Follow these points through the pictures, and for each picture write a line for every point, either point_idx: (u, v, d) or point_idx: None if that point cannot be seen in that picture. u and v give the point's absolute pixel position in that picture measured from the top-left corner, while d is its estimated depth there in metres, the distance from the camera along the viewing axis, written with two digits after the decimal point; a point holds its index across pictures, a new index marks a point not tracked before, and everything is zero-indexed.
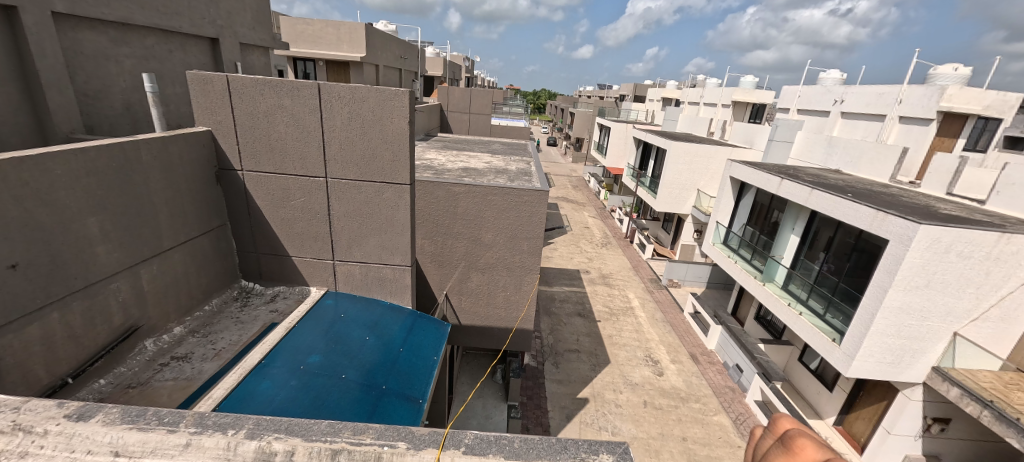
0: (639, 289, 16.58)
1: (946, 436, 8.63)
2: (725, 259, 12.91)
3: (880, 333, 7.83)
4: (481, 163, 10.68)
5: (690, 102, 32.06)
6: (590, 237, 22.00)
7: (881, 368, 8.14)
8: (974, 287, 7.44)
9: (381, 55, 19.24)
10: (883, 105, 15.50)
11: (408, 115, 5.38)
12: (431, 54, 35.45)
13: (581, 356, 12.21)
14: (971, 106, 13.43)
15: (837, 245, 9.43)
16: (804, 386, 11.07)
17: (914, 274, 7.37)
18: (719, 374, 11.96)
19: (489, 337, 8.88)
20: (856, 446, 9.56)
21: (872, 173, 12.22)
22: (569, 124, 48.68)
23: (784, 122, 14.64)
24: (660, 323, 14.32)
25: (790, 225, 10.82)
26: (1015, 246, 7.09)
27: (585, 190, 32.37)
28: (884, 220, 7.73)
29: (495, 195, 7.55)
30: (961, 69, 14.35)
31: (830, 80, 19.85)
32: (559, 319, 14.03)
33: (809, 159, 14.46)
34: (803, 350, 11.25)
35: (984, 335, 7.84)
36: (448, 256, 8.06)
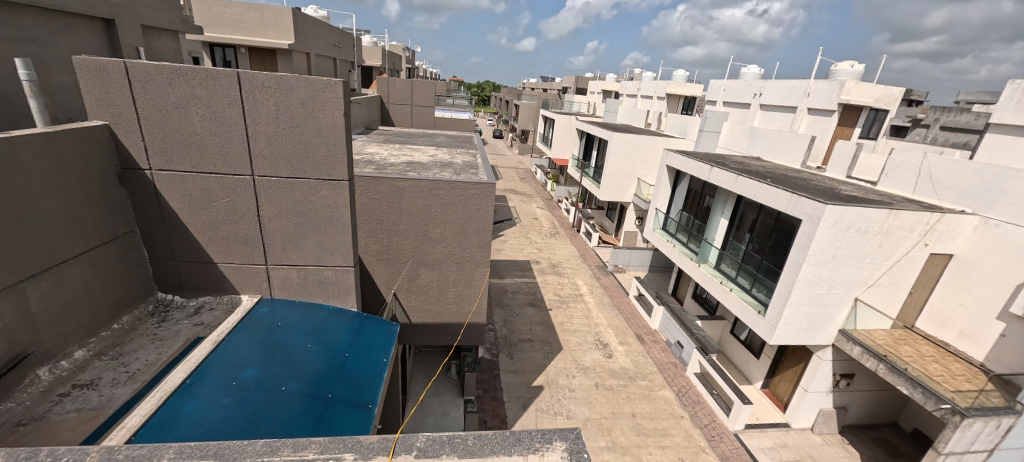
0: (587, 277, 17.14)
1: (851, 388, 9.88)
2: (664, 243, 13.69)
3: (798, 303, 8.73)
4: (425, 157, 10.39)
5: (629, 95, 33.44)
6: (539, 228, 22.34)
7: (798, 335, 9.09)
8: (871, 258, 8.50)
9: (313, 43, 18.00)
10: (794, 98, 17.14)
11: (343, 108, 5.07)
12: (368, 43, 33.79)
13: (534, 345, 12.42)
14: (864, 99, 15.29)
15: (759, 225, 10.34)
16: (736, 356, 12.13)
17: (822, 250, 8.27)
18: (663, 351, 12.75)
19: (441, 333, 8.74)
20: (780, 405, 10.65)
21: (787, 159, 13.49)
22: (515, 116, 48.81)
23: (712, 113, 15.69)
24: (608, 307, 14.96)
25: (720, 209, 11.67)
26: (901, 221, 8.17)
27: (532, 182, 32.75)
28: (798, 202, 8.57)
29: (441, 189, 7.38)
30: (856, 66, 16.21)
31: (750, 74, 21.60)
32: (512, 310, 14.16)
33: (734, 148, 15.66)
34: (734, 323, 12.31)
35: (879, 300, 9.00)
36: (394, 254, 7.79)
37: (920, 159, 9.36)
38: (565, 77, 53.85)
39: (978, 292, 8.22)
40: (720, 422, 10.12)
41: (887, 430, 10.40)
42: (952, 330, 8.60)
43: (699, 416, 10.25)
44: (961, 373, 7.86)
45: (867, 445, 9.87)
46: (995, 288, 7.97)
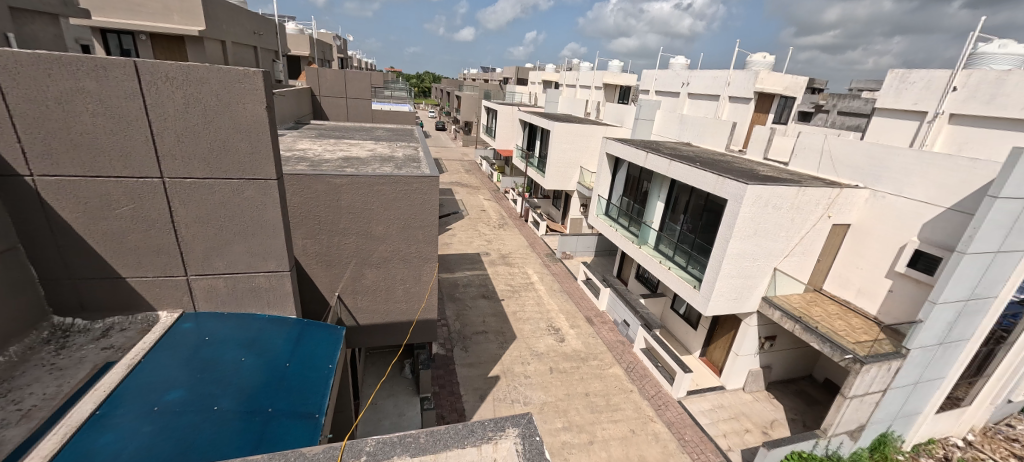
0: (537, 265, 17.46)
1: (773, 349, 11.02)
2: (608, 228, 14.27)
3: (726, 276, 9.53)
4: (363, 152, 9.93)
5: (568, 85, 34.14)
6: (487, 219, 22.33)
7: (728, 305, 9.94)
8: (786, 231, 9.45)
9: (228, 29, 16.37)
10: (717, 87, 18.45)
11: (264, 100, 4.68)
12: (294, 31, 31.38)
13: (488, 336, 12.48)
14: (776, 87, 16.84)
15: (691, 207, 11.10)
16: (677, 329, 13.05)
17: (746, 226, 9.06)
18: (611, 331, 13.37)
19: (392, 333, 8.50)
20: (716, 370, 11.64)
21: (713, 144, 14.54)
22: (457, 107, 48.03)
23: (646, 102, 16.48)
24: (558, 293, 15.38)
25: (656, 193, 12.35)
26: (809, 196, 9.15)
27: (478, 173, 32.57)
28: (724, 184, 9.27)
29: (382, 184, 7.09)
30: (767, 57, 17.72)
31: (678, 65, 22.91)
32: (464, 303, 14.09)
33: (667, 134, 16.59)
34: (673, 299, 13.20)
35: (793, 268, 10.06)
36: (335, 255, 7.40)
37: (822, 141, 10.50)
38: (507, 67, 53.77)
39: (870, 255, 9.46)
40: (665, 391, 10.87)
41: (804, 382, 11.75)
42: (851, 290, 9.86)
43: (647, 388, 10.92)
44: (859, 327, 9.04)
45: (789, 397, 11.09)
46: (883, 251, 9.20)
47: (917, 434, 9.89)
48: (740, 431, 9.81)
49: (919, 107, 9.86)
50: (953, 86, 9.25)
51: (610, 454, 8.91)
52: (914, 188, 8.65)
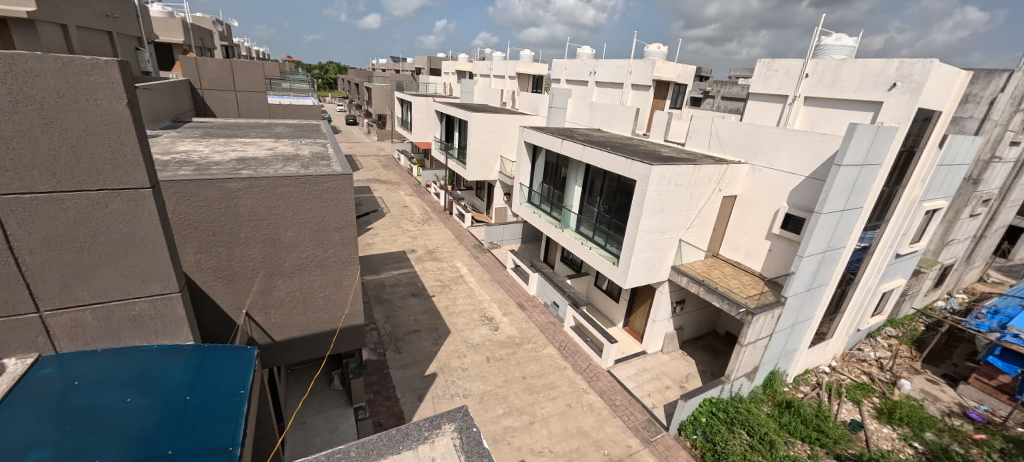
0: (466, 257, 17.36)
1: (684, 312, 12.30)
2: (531, 215, 14.67)
3: (640, 250, 10.36)
4: (261, 151, 8.94)
5: (482, 75, 34.03)
6: (410, 216, 21.61)
7: (644, 276, 10.83)
8: (686, 205, 10.51)
9: (69, 10, 13.54)
10: (620, 75, 19.72)
11: (126, 95, 3.90)
12: (160, 14, 26.96)
13: (421, 334, 12.18)
14: (670, 75, 18.51)
15: (606, 189, 11.81)
16: (601, 303, 13.95)
17: (653, 203, 9.90)
18: (542, 313, 13.86)
19: (315, 345, 7.90)
20: (637, 337, 12.68)
21: (620, 129, 15.58)
22: (367, 99, 45.32)
23: (558, 90, 17.07)
24: (488, 283, 15.50)
25: (574, 178, 12.93)
26: (703, 173, 10.24)
27: (396, 168, 31.26)
28: (632, 166, 9.99)
29: (287, 186, 6.47)
30: (661, 48, 19.31)
31: (585, 55, 23.99)
32: (392, 304, 13.55)
33: (579, 121, 17.37)
34: (596, 276, 14.06)
35: (695, 238, 11.26)
36: (238, 269, 6.64)
37: (710, 123, 11.79)
38: (418, 57, 51.88)
39: (753, 221, 10.93)
40: (595, 363, 11.60)
41: (710, 337, 13.32)
42: (741, 253, 11.33)
43: (579, 363, 11.55)
44: (749, 284, 10.45)
45: (699, 352, 12.50)
46: (762, 216, 10.68)
47: (796, 367, 11.78)
48: (662, 389, 10.85)
49: (782, 91, 11.49)
50: (805, 73, 10.91)
51: (550, 430, 9.31)
52: (782, 161, 10.11)
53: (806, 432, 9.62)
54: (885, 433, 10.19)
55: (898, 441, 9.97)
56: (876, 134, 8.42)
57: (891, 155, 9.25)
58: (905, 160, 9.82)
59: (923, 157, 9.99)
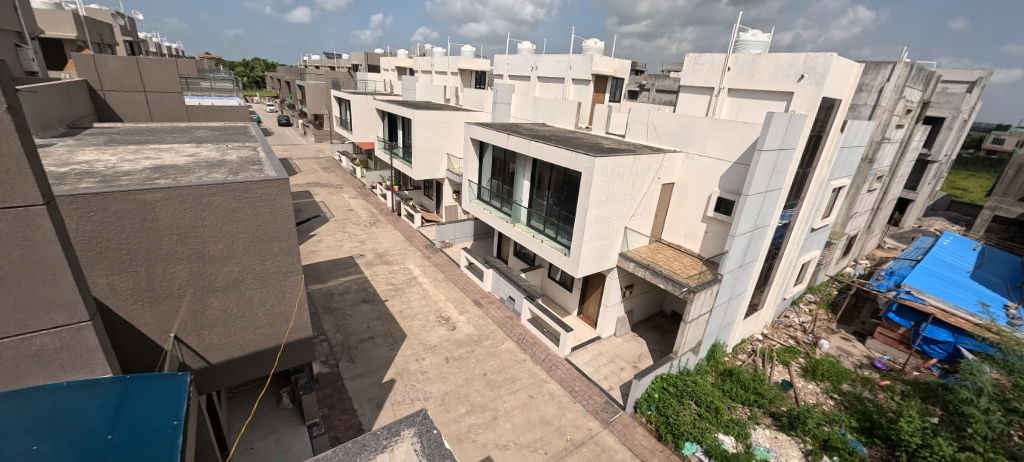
0: (418, 259, 17.00)
1: (632, 295, 12.92)
2: (482, 212, 14.65)
3: (589, 239, 10.71)
4: (180, 158, 8.12)
5: (423, 71, 33.25)
6: (355, 219, 20.73)
7: (594, 265, 11.23)
8: (629, 194, 11.00)
9: None
10: (561, 70, 20.13)
11: (6, 99, 3.36)
12: (44, 6, 23.56)
13: (376, 341, 11.78)
14: (607, 70, 19.21)
15: (553, 182, 12.05)
16: (555, 294, 14.28)
17: (599, 193, 10.27)
18: (499, 309, 13.94)
19: (259, 363, 7.37)
20: (592, 324, 13.14)
21: (564, 123, 15.95)
22: (301, 98, 42.69)
23: (501, 86, 17.10)
24: (443, 283, 15.30)
25: (522, 173, 13.05)
26: (643, 162, 10.76)
27: (337, 171, 29.80)
28: (577, 158, 10.27)
29: (214, 195, 5.94)
30: (598, 43, 19.88)
31: (525, 50, 24.17)
32: (343, 312, 12.96)
33: (524, 116, 17.54)
34: (549, 268, 14.36)
35: (638, 225, 11.85)
36: (163, 289, 6.02)
37: (647, 115, 12.39)
38: (354, 53, 49.59)
39: (690, 206, 11.68)
40: (553, 353, 11.88)
41: (658, 317, 14.10)
42: (681, 236, 12.07)
43: (538, 355, 11.76)
44: (689, 264, 11.18)
45: (649, 333, 13.21)
46: (697, 201, 11.44)
47: (734, 338, 12.80)
48: (617, 371, 11.35)
49: (709, 84, 12.32)
50: (727, 67, 11.77)
51: (513, 423, 9.43)
52: (712, 149, 10.87)
53: (746, 396, 10.52)
54: (811, 389, 11.39)
55: (821, 395, 11.19)
56: (790, 121, 9.29)
57: (803, 140, 10.26)
58: (814, 143, 10.95)
59: (829, 140, 11.17)
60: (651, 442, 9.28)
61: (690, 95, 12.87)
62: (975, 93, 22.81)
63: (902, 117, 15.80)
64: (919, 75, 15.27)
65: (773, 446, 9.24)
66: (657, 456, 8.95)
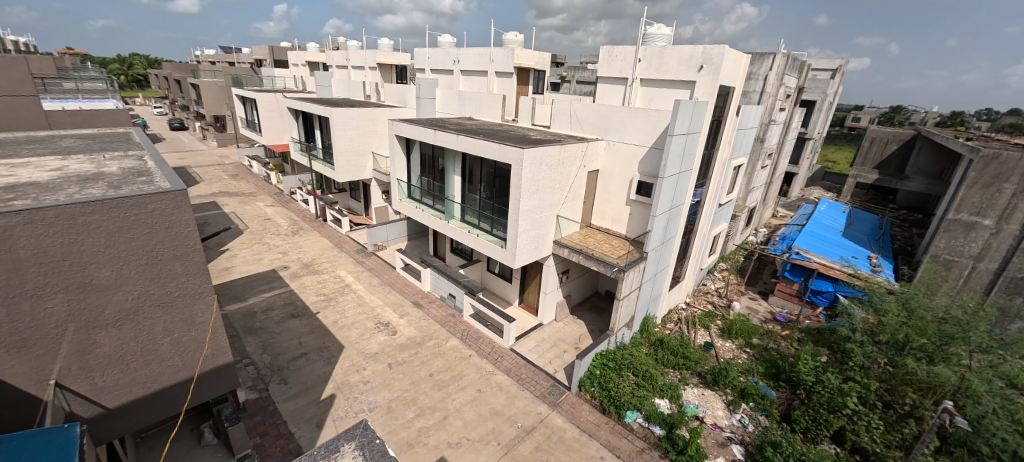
0: (350, 265, 16.11)
1: (569, 280, 13.45)
2: (415, 211, 14.27)
3: (524, 229, 10.91)
4: (41, 173, 6.82)
5: (338, 66, 31.28)
6: (274, 229, 19.06)
7: (531, 254, 11.48)
8: (558, 183, 11.38)
9: None
10: (483, 63, 20.10)
11: None
12: None
13: (311, 357, 11.02)
14: (528, 62, 19.59)
15: (485, 175, 12.05)
16: (496, 286, 14.40)
17: (529, 184, 10.48)
18: (440, 307, 13.74)
19: (169, 400, 6.50)
20: (533, 312, 13.47)
21: (490, 116, 15.98)
22: (196, 98, 37.99)
23: (424, 80, 16.63)
24: (379, 287, 14.69)
25: (452, 168, 12.86)
26: (569, 152, 11.17)
27: (248, 177, 27.08)
28: (506, 151, 10.37)
29: (93, 213, 5.11)
30: (518, 35, 20.09)
31: (446, 43, 23.69)
32: (268, 331, 11.92)
33: (450, 111, 17.28)
34: (487, 262, 14.42)
35: (569, 212, 12.31)
36: (33, 330, 5.06)
37: (569, 106, 12.84)
38: (256, 47, 45.08)
39: (614, 191, 12.38)
40: (498, 345, 12.00)
41: (594, 298, 14.85)
42: (608, 220, 12.76)
43: (483, 348, 11.81)
44: (618, 246, 11.89)
45: (587, 314, 13.88)
46: (621, 185, 12.16)
47: (662, 309, 13.90)
48: (560, 354, 11.78)
49: (623, 75, 13.07)
50: (638, 58, 12.58)
51: (464, 419, 9.41)
52: (630, 135, 11.58)
53: (675, 361, 11.50)
54: (728, 347, 12.75)
55: (737, 350, 12.59)
56: (694, 107, 10.18)
57: (706, 124, 11.31)
58: (715, 127, 12.12)
59: (728, 124, 12.45)
60: (596, 415, 9.81)
61: (607, 85, 13.56)
62: (836, 79, 26.79)
63: (784, 101, 18.09)
64: (794, 64, 17.55)
65: (701, 403, 10.24)
66: (602, 428, 9.48)
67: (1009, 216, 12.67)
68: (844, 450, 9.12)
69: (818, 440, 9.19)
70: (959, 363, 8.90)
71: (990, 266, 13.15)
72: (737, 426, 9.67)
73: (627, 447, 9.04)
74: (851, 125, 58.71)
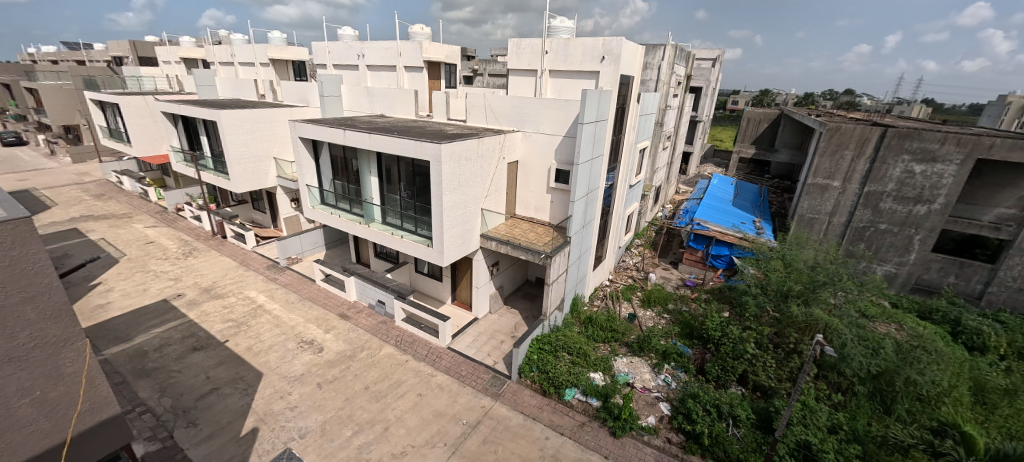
0: (260, 283, 14.60)
1: (499, 272, 13.62)
2: (330, 217, 13.34)
3: (449, 226, 10.78)
4: None
5: (222, 63, 27.82)
6: (161, 253, 16.54)
7: (459, 250, 11.38)
8: (479, 176, 11.39)
9: None
10: (391, 57, 19.26)
11: None
12: None
13: (223, 391, 9.84)
14: (438, 56, 19.22)
15: (403, 174, 11.62)
16: (426, 287, 14.08)
17: (450, 180, 10.35)
18: (369, 316, 13.08)
19: None
20: (467, 307, 13.44)
21: (403, 113, 15.40)
22: (35, 105, 31.27)
23: (326, 77, 15.22)
24: (297, 304, 13.53)
25: (367, 169, 12.19)
26: (487, 145, 11.21)
27: (119, 195, 23.06)
28: (422, 147, 10.08)
29: None
30: (425, 28, 19.56)
31: (347, 36, 22.15)
32: (166, 370, 10.38)
33: (359, 109, 16.33)
34: (415, 263, 14.02)
35: (493, 205, 12.40)
36: None
37: (483, 99, 12.86)
38: (112, 42, 38.25)
39: (535, 180, 12.74)
40: (434, 345, 11.80)
41: (525, 286, 15.24)
42: (531, 209, 13.13)
43: (419, 352, 11.53)
44: (543, 233, 12.29)
45: (520, 302, 14.20)
46: (540, 174, 12.54)
47: (589, 288, 14.71)
48: (497, 345, 11.93)
49: (532, 67, 13.40)
50: (545, 51, 12.98)
51: (407, 427, 9.14)
52: (544, 125, 11.97)
53: (605, 335, 12.28)
54: (649, 315, 13.95)
55: (656, 317, 13.83)
56: (600, 96, 10.79)
57: (612, 112, 12.09)
58: (620, 113, 13.00)
59: (631, 110, 13.44)
60: (538, 399, 10.15)
61: (518, 77, 13.81)
62: (717, 67, 30.22)
63: (676, 88, 19.99)
64: (681, 54, 19.43)
65: (630, 370, 11.09)
66: (544, 410, 9.84)
67: (850, 177, 15.42)
68: (748, 390, 10.43)
69: (727, 385, 10.45)
70: (825, 303, 10.86)
71: (840, 219, 15.98)
72: (662, 386, 10.64)
73: (569, 423, 9.51)
74: (730, 108, 67.01)
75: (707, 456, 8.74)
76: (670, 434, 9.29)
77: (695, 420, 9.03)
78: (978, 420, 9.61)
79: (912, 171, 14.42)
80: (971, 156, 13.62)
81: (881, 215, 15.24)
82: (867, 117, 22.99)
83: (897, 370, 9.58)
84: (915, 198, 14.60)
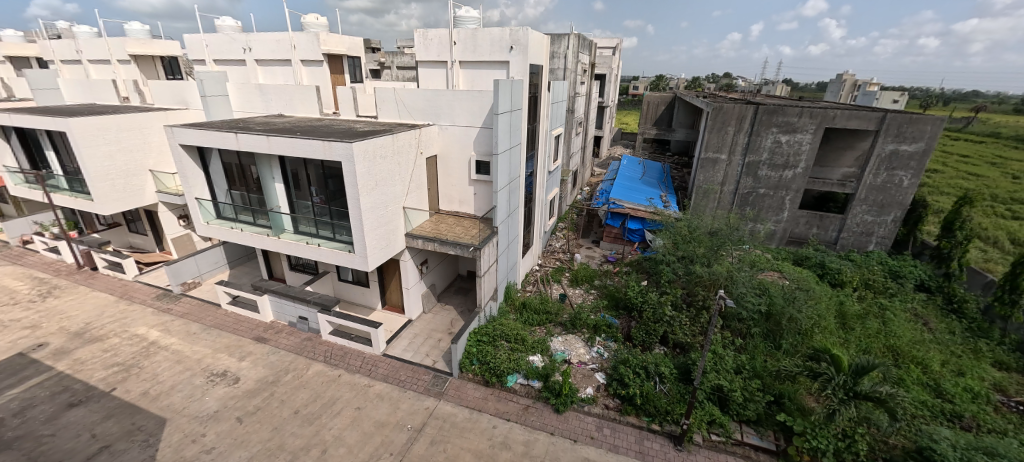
0: (150, 317, 12.62)
1: (429, 270, 13.34)
2: (232, 232, 11.95)
3: (370, 228, 10.25)
4: None
5: (65, 60, 23.17)
6: (6, 298, 13.49)
7: (383, 252, 10.91)
8: (398, 174, 10.96)
9: None
10: (284, 50, 17.58)
11: None
12: None
13: (117, 447, 8.42)
14: (338, 49, 17.98)
15: (313, 178, 10.75)
16: (352, 295, 13.31)
17: (366, 179, 9.81)
18: (291, 335, 12.05)
19: None
20: (399, 310, 12.99)
21: (305, 111, 14.19)
22: None
23: (207, 73, 13.41)
24: (201, 333, 11.98)
25: (269, 175, 11.03)
26: (402, 140, 10.79)
27: None
28: (331, 147, 9.41)
29: None
30: (320, 18, 18.15)
31: (227, 27, 19.66)
32: (32, 437, 8.57)
33: (252, 109, 14.71)
34: (337, 271, 13.15)
35: (414, 202, 12.03)
36: None
37: (393, 92, 12.32)
38: None
39: (456, 174, 12.61)
40: (369, 354, 11.27)
41: (457, 280, 15.13)
42: (456, 203, 13.02)
43: (351, 363, 10.94)
44: (469, 226, 12.24)
45: (453, 299, 14.07)
46: (460, 167, 12.45)
47: (520, 275, 15.03)
48: (435, 344, 11.73)
49: (441, 58, 13.13)
50: (453, 41, 12.77)
51: (347, 444, 8.66)
52: (460, 118, 11.85)
53: (539, 318, 12.70)
54: (578, 292, 14.73)
55: (584, 294, 14.63)
56: (512, 86, 10.94)
57: (525, 101, 12.32)
58: (533, 102, 13.31)
59: (543, 99, 13.85)
60: (481, 390, 10.23)
61: (428, 69, 13.46)
62: (617, 56, 32.33)
63: (582, 76, 20.99)
64: (585, 43, 20.43)
65: (566, 348, 11.63)
66: (490, 400, 9.96)
67: (734, 150, 17.52)
68: (669, 348, 11.55)
69: (651, 346, 11.43)
70: (723, 261, 12.31)
71: (730, 187, 18.14)
72: (596, 357, 11.33)
73: (514, 408, 9.77)
74: (632, 92, 72.36)
75: (640, 414, 9.57)
76: (607, 400, 9.97)
77: (628, 383, 9.76)
78: (842, 342, 11.73)
79: (780, 141, 16.86)
80: (820, 126, 16.29)
81: (760, 181, 17.65)
82: (743, 97, 26.32)
83: (783, 310, 11.27)
84: (784, 165, 17.14)
